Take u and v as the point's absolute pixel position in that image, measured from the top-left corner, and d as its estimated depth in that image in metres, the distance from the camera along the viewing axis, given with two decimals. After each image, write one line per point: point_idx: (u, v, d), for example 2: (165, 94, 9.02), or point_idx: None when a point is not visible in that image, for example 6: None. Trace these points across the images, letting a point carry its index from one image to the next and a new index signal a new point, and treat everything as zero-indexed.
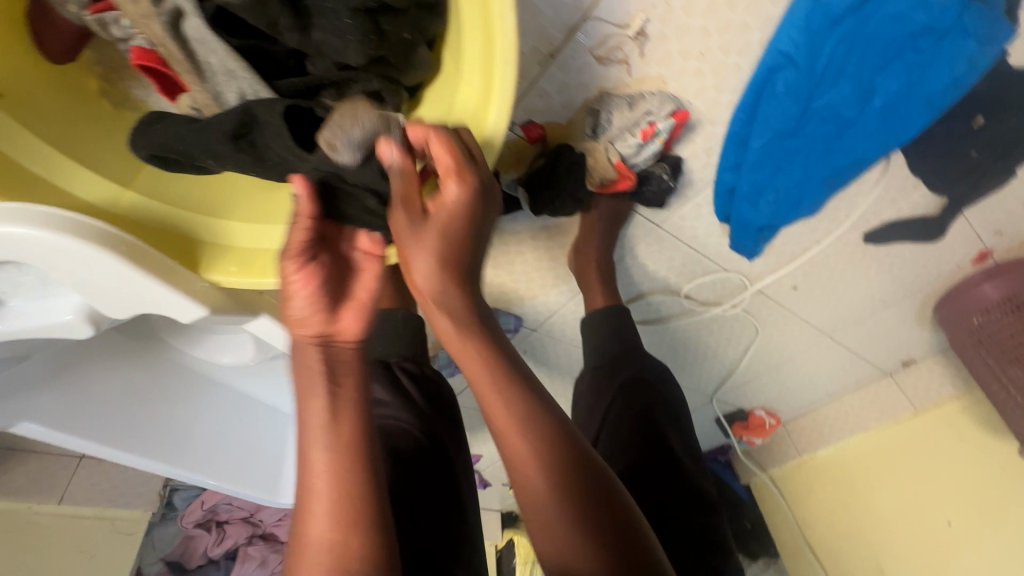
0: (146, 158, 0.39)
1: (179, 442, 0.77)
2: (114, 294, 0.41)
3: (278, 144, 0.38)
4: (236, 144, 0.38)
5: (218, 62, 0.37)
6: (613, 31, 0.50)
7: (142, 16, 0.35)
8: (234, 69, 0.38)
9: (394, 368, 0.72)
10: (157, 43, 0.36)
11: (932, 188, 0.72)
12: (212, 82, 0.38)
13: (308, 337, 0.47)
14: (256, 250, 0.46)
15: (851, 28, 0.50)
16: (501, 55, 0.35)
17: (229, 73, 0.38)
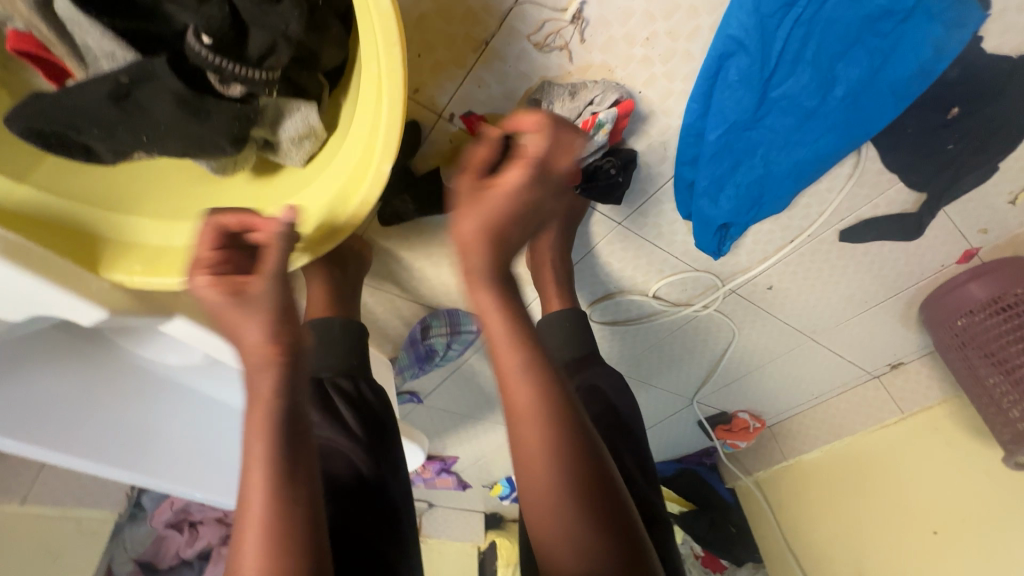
0: (23, 135, 0.35)
1: (130, 446, 0.75)
2: (3, 296, 0.38)
3: (168, 96, 0.35)
4: (124, 100, 0.35)
5: (96, 46, 0.35)
6: (549, 16, 0.47)
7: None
8: (114, 52, 0.35)
9: (327, 385, 0.59)
10: (27, 24, 0.33)
11: (908, 184, 0.68)
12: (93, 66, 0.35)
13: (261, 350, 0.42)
14: (162, 246, 0.45)
15: (806, 11, 0.47)
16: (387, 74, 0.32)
17: (111, 57, 0.35)
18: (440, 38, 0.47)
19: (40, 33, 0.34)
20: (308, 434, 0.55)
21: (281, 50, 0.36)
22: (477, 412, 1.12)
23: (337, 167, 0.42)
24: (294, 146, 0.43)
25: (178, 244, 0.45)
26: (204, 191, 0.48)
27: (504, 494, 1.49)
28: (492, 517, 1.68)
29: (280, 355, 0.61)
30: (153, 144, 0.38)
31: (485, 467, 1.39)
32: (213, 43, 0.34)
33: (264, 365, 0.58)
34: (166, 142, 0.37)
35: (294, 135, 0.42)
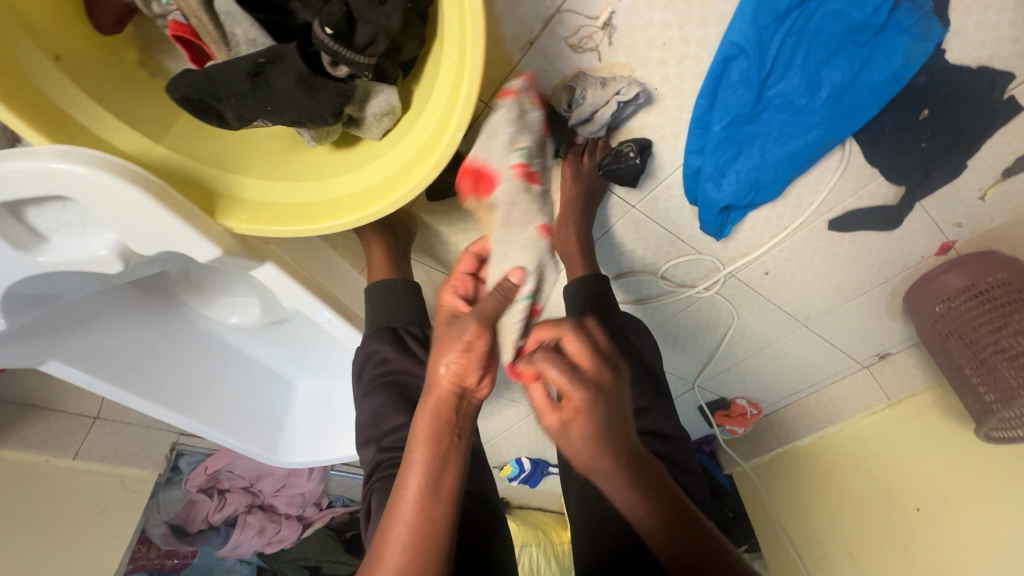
0: (177, 100, 0.45)
1: (193, 398, 0.84)
2: (145, 230, 0.48)
3: (286, 78, 0.45)
4: (255, 78, 0.44)
5: (241, 34, 0.45)
6: (584, 22, 0.57)
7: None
8: (254, 38, 0.45)
9: (402, 334, 0.70)
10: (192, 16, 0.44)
11: (888, 178, 0.78)
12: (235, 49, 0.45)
13: (450, 383, 0.51)
14: (264, 202, 0.53)
15: (796, 24, 0.57)
16: (471, 51, 0.42)
17: (251, 43, 0.45)
18: (493, 38, 0.57)
19: (201, 22, 0.44)
20: (388, 370, 0.67)
21: (379, 41, 0.46)
22: (494, 388, 1.20)
23: (412, 138, 0.51)
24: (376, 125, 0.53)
25: (275, 200, 0.54)
26: (293, 158, 0.57)
27: (512, 476, 1.57)
28: None
29: (342, 309, 0.68)
30: (270, 113, 0.47)
31: (496, 447, 1.48)
32: (334, 33, 0.45)
33: (331, 313, 0.66)
34: (280, 112, 0.47)
35: (377, 112, 0.52)
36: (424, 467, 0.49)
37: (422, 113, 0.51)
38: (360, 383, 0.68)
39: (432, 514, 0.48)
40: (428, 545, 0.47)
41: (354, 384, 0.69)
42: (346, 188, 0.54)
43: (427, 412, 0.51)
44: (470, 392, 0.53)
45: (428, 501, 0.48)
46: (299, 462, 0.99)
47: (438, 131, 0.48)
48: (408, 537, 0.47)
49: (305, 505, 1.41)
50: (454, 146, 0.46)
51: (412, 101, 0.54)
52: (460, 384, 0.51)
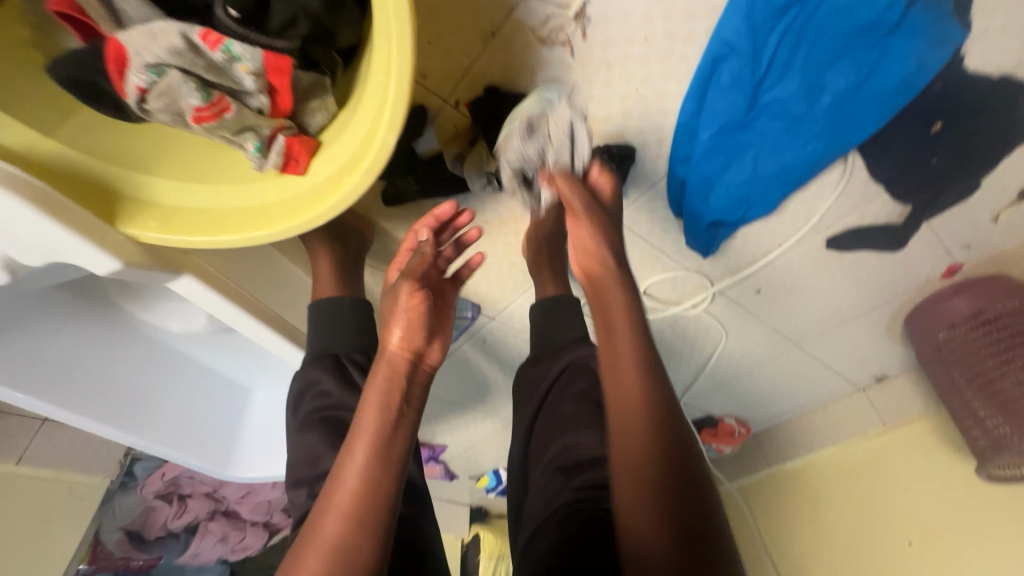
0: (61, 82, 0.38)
1: (131, 409, 0.78)
2: (29, 239, 0.41)
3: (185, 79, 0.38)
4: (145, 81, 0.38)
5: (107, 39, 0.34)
6: (554, 12, 0.50)
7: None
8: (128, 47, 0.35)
9: (345, 361, 0.63)
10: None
11: (894, 196, 0.71)
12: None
13: (397, 347, 0.55)
14: (177, 207, 0.47)
15: (798, 19, 0.50)
16: (399, 49, 0.35)
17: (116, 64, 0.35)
18: (450, 26, 0.50)
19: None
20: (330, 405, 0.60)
21: (300, 22, 0.40)
22: (468, 401, 1.14)
23: (345, 138, 0.45)
24: (258, 156, 0.43)
25: (192, 205, 0.47)
26: (217, 156, 0.50)
27: (490, 487, 1.51)
28: (477, 511, 1.69)
29: (281, 322, 0.62)
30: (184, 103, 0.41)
31: (473, 458, 1.41)
32: (240, 17, 0.39)
33: (264, 328, 0.58)
34: None
35: (307, 105, 0.45)
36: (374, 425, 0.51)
37: (356, 109, 0.44)
38: (299, 417, 0.62)
39: (376, 479, 0.49)
40: (373, 506, 0.48)
41: (289, 417, 0.64)
42: (272, 192, 0.47)
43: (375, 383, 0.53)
44: (421, 358, 0.57)
45: (377, 464, 0.50)
46: (253, 478, 0.92)
47: (368, 132, 0.41)
48: (353, 494, 0.48)
49: (273, 510, 1.30)
50: (384, 158, 0.40)
51: (351, 94, 0.47)
52: (409, 349, 0.56)
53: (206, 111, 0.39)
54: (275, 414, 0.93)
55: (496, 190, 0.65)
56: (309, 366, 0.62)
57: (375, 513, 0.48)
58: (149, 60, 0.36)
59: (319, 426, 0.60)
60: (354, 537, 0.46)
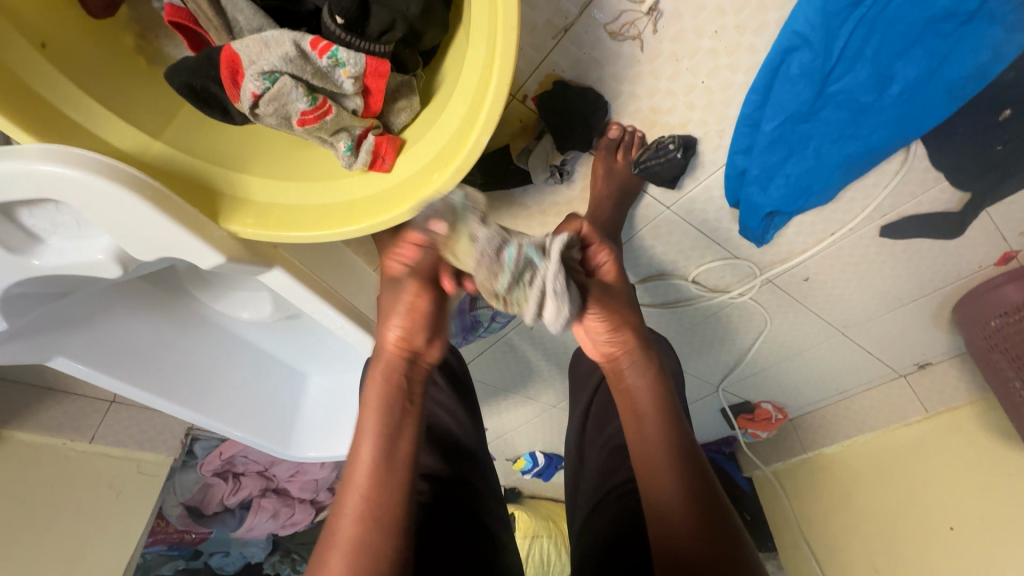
0: (179, 89, 0.41)
1: (203, 392, 0.83)
2: (146, 237, 0.44)
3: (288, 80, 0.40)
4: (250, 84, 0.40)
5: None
6: (627, 7, 0.50)
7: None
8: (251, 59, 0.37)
9: None
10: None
11: (954, 183, 0.70)
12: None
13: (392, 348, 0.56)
14: (271, 204, 0.49)
15: (872, 11, 0.49)
16: (502, 54, 0.36)
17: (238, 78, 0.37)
18: (525, 24, 0.52)
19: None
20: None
21: (396, 25, 0.42)
22: (510, 386, 1.17)
23: (432, 135, 0.47)
24: (348, 155, 0.45)
25: (285, 202, 0.50)
26: (303, 155, 0.52)
27: (525, 469, 1.55)
28: (511, 491, 1.75)
29: (352, 310, 0.64)
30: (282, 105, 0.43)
31: (510, 440, 1.46)
32: (345, 23, 0.40)
33: (340, 318, 0.61)
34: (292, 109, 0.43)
35: (395, 105, 0.47)
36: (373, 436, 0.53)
37: (443, 110, 0.46)
38: None
39: (383, 464, 0.52)
40: (380, 507, 0.50)
41: None
42: (359, 189, 0.49)
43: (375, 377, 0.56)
44: (420, 355, 0.58)
45: (378, 460, 0.52)
46: (312, 457, 0.98)
47: (460, 132, 0.43)
48: (361, 502, 0.50)
49: (320, 488, 1.41)
50: (477, 155, 0.42)
51: (433, 92, 0.48)
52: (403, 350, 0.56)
53: (311, 115, 0.41)
54: (331, 397, 0.97)
55: (557, 180, 0.67)
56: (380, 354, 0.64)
57: (383, 512, 0.50)
58: (266, 67, 0.39)
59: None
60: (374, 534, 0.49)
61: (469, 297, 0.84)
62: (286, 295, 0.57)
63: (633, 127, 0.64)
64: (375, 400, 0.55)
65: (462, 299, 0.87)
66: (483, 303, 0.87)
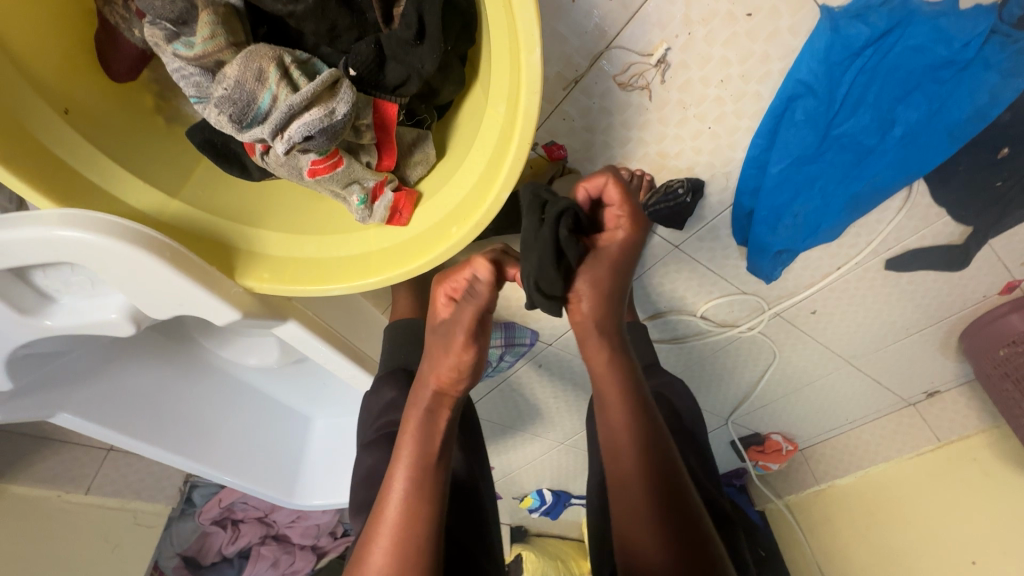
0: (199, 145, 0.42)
1: (205, 442, 0.80)
2: (160, 293, 0.44)
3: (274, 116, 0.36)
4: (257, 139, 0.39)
5: (231, 72, 0.34)
6: (636, 60, 0.52)
7: (159, 48, 0.35)
8: (247, 82, 0.34)
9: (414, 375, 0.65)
10: (172, 75, 0.35)
11: (956, 218, 0.71)
12: (203, 104, 0.35)
13: (436, 381, 0.53)
14: (286, 257, 0.49)
15: (872, 60, 0.51)
16: (524, 115, 0.36)
17: (230, 102, 0.34)
18: None
19: (187, 80, 0.35)
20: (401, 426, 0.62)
21: (411, 81, 0.41)
22: (517, 424, 1.15)
23: (447, 190, 0.47)
24: (362, 209, 0.45)
25: (302, 255, 0.49)
26: (317, 206, 0.52)
27: (533, 507, 1.51)
28: (518, 529, 1.68)
29: (360, 354, 0.62)
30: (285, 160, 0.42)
31: (517, 478, 1.43)
32: (357, 76, 0.40)
33: (351, 366, 0.60)
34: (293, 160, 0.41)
35: (412, 160, 0.48)
36: (408, 465, 0.51)
37: (461, 164, 0.46)
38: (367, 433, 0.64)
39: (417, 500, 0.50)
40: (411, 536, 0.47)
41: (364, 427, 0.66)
42: (376, 241, 0.49)
43: (417, 410, 0.53)
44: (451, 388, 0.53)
45: (417, 504, 0.50)
46: (318, 505, 0.94)
47: (478, 189, 0.43)
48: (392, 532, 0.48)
49: (320, 535, 1.35)
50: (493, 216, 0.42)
51: (449, 145, 0.49)
52: (452, 385, 0.53)
53: (322, 164, 0.41)
54: (336, 441, 0.94)
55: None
56: (381, 384, 0.63)
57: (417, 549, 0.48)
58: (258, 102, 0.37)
59: (384, 444, 0.61)
60: (405, 557, 0.46)
61: None
62: (299, 347, 0.56)
63: (642, 171, 0.64)
64: (414, 431, 0.52)
65: None
66: (491, 343, 0.86)
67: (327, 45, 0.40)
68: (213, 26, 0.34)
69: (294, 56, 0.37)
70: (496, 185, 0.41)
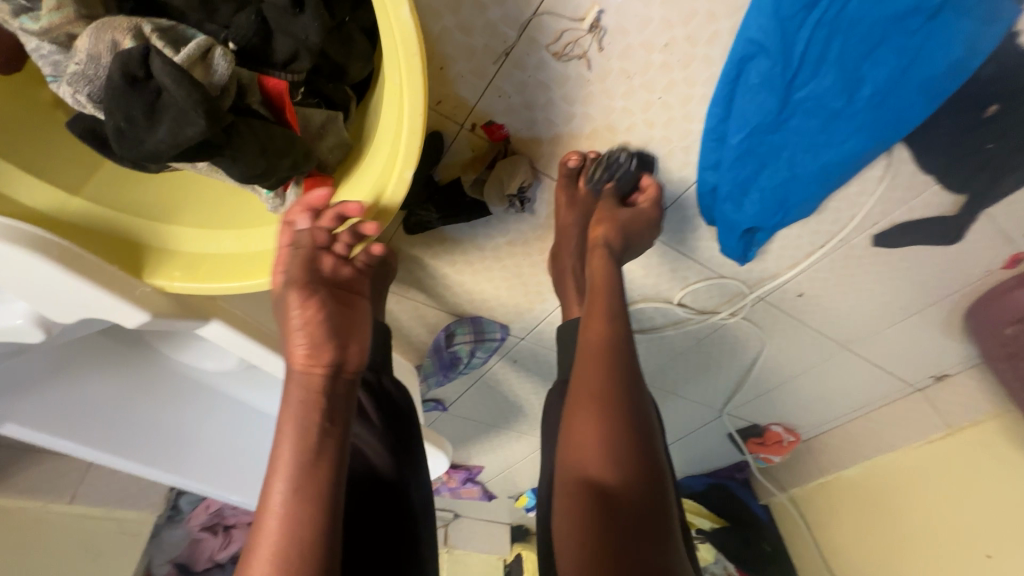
0: (83, 134, 0.39)
1: (169, 448, 0.79)
2: (59, 298, 0.41)
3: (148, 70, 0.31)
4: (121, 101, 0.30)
5: (83, 45, 0.31)
6: (567, 26, 0.48)
7: (7, 22, 0.32)
8: (101, 57, 0.31)
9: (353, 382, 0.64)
10: (34, 55, 0.33)
11: (945, 187, 0.66)
12: (60, 83, 0.33)
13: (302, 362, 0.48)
14: (200, 255, 0.46)
15: (830, 12, 0.46)
16: (410, 84, 0.33)
17: (84, 80, 0.32)
18: (462, 51, 0.49)
19: (46, 59, 0.33)
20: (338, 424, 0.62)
21: (302, 56, 0.38)
22: (501, 421, 1.11)
23: (360, 175, 0.44)
24: (273, 198, 0.45)
25: (219, 251, 0.47)
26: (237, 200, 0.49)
27: (529, 505, 1.48)
28: (518, 528, 1.65)
29: None
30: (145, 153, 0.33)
31: (510, 477, 1.39)
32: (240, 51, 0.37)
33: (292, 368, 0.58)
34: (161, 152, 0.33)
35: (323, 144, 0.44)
36: (286, 462, 0.47)
37: (372, 146, 0.43)
38: None
39: (298, 494, 0.46)
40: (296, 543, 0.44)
41: None
42: None
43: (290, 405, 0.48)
44: (337, 367, 0.50)
45: (304, 495, 0.46)
46: None
47: (385, 170, 0.40)
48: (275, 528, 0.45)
49: None
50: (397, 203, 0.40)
51: (364, 126, 0.46)
52: (317, 363, 0.49)
53: None
54: None
55: (519, 211, 0.64)
56: None
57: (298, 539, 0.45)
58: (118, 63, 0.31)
59: None
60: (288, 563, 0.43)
61: (443, 334, 0.81)
62: (232, 349, 0.54)
63: (594, 151, 0.60)
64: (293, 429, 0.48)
65: (438, 335, 0.83)
66: (459, 339, 0.83)
67: (208, 21, 0.37)
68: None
69: (159, 24, 0.34)
70: (399, 163, 0.38)
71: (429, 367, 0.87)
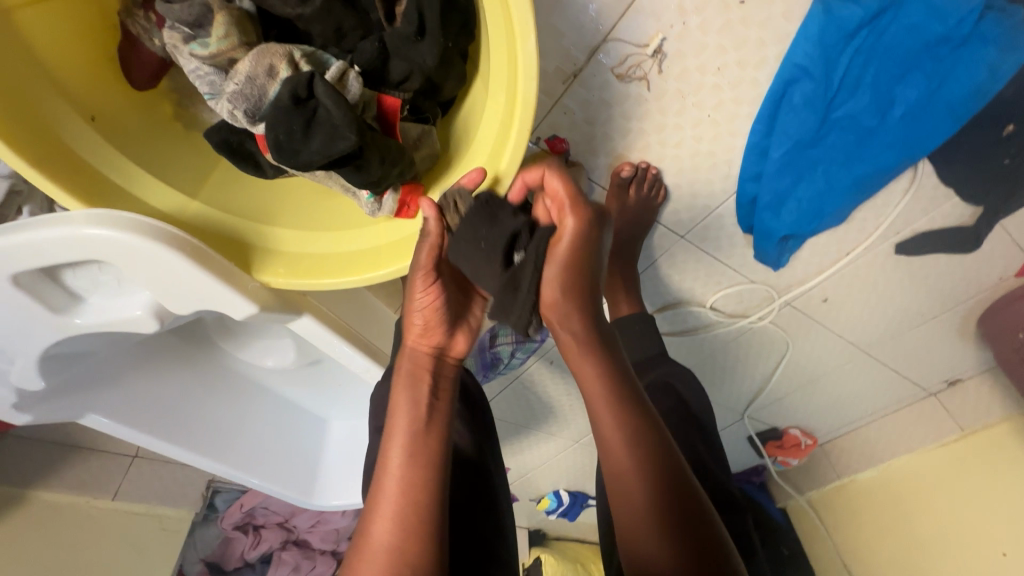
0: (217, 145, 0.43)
1: (226, 442, 0.82)
2: (181, 289, 0.46)
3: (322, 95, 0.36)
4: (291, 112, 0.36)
5: (244, 68, 0.36)
6: (632, 51, 0.53)
7: (176, 47, 0.38)
8: (259, 77, 0.36)
9: None
10: (191, 74, 0.38)
11: (965, 199, 0.71)
12: (216, 98, 0.38)
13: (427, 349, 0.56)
14: (300, 253, 0.51)
15: (867, 41, 0.52)
16: (522, 102, 0.38)
17: (241, 102, 0.37)
18: (536, 72, 0.55)
19: (203, 78, 0.38)
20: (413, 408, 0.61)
21: (414, 76, 0.43)
22: (531, 422, 1.15)
23: (453, 183, 0.49)
24: (373, 203, 0.48)
25: (315, 250, 0.51)
26: (329, 204, 0.54)
27: (550, 509, 1.51)
28: (536, 533, 1.68)
29: (372, 349, 0.64)
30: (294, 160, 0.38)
31: (533, 480, 1.43)
32: (362, 71, 0.42)
33: (364, 360, 0.62)
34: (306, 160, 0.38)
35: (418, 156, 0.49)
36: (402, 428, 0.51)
37: (465, 157, 0.48)
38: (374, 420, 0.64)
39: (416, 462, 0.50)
40: (413, 514, 0.47)
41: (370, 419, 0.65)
42: (386, 235, 0.51)
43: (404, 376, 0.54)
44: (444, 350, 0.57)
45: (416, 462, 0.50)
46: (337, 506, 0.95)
47: (482, 178, 0.45)
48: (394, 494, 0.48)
49: (340, 539, 1.34)
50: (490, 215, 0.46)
51: (452, 139, 0.51)
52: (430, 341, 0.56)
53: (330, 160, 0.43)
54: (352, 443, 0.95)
55: None
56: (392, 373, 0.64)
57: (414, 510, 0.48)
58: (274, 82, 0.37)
59: None
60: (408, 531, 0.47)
61: (489, 334, 0.85)
62: (313, 341, 0.58)
63: (646, 163, 0.65)
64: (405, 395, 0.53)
65: (482, 336, 0.88)
66: (502, 339, 0.87)
67: (334, 45, 0.42)
68: (227, 26, 0.37)
69: (303, 50, 0.39)
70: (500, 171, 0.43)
71: (472, 367, 0.91)
